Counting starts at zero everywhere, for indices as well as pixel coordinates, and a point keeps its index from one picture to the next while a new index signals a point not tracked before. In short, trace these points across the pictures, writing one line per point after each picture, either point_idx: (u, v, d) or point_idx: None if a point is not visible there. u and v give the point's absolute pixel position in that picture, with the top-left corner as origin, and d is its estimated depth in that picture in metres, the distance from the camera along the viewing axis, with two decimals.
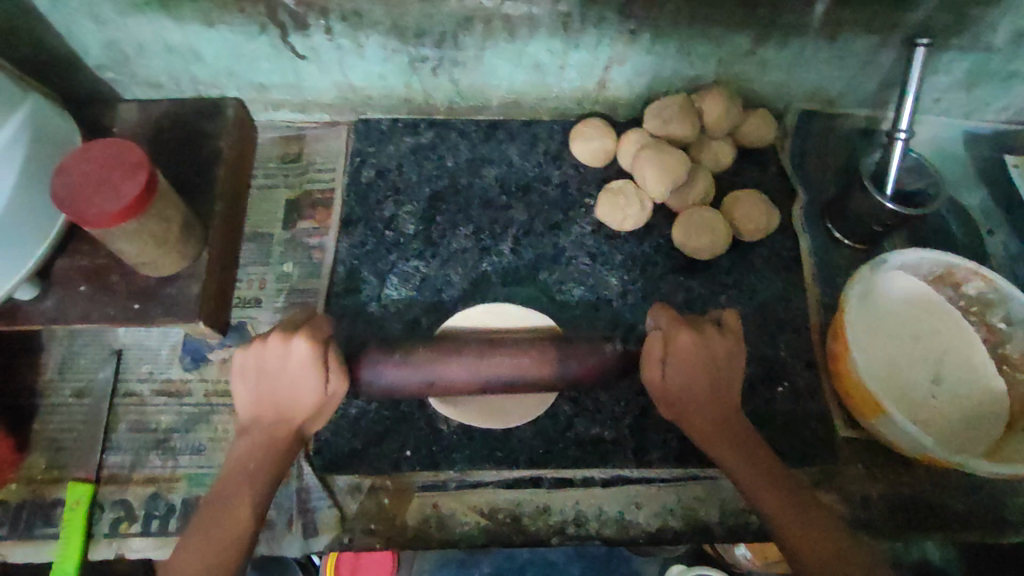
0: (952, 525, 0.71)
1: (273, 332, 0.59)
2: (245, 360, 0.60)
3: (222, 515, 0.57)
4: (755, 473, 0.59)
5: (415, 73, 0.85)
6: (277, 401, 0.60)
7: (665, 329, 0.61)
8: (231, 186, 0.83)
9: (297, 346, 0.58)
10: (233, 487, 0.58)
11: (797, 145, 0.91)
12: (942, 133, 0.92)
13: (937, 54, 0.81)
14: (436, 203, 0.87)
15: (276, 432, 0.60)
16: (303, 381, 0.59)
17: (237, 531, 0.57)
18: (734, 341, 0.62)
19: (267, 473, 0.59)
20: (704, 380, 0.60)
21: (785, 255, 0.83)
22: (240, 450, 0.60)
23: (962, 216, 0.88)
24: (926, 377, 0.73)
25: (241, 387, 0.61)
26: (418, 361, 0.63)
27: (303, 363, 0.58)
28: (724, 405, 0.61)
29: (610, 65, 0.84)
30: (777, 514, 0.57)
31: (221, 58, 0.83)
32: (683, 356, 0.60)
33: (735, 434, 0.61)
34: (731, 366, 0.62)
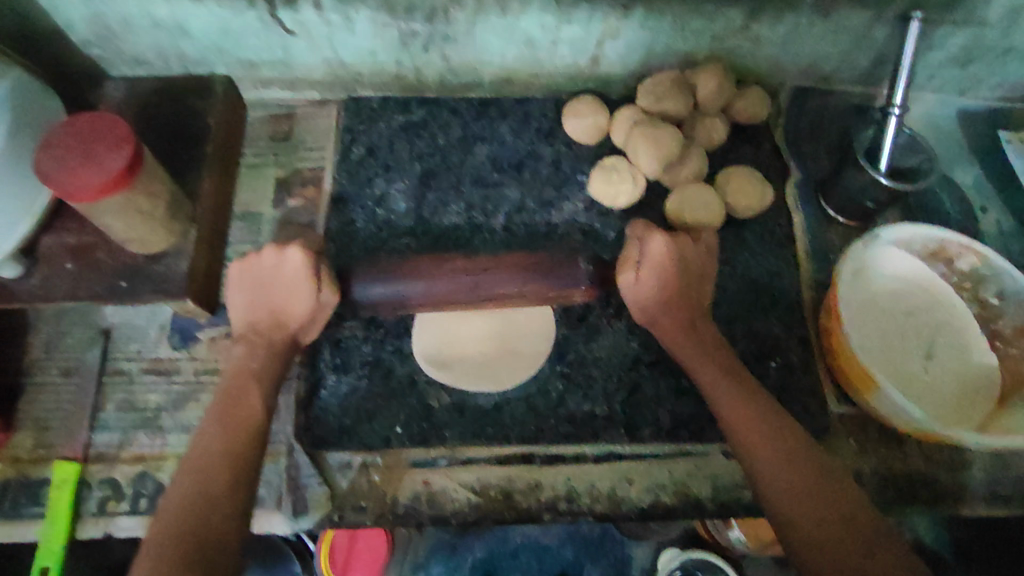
0: (943, 500, 0.71)
1: (267, 245, 0.67)
2: (243, 270, 0.67)
3: (235, 402, 0.61)
4: (720, 379, 0.64)
5: (406, 49, 0.84)
6: (272, 307, 0.66)
7: (638, 236, 0.69)
8: (220, 163, 0.82)
9: (291, 253, 0.65)
10: (243, 380, 0.63)
11: (791, 122, 0.90)
12: (937, 110, 0.92)
13: (932, 29, 0.81)
14: (428, 181, 0.86)
15: (272, 334, 0.66)
16: (296, 286, 0.65)
17: (251, 424, 0.60)
18: (703, 254, 0.72)
19: (267, 373, 0.64)
20: (671, 285, 0.69)
21: (778, 232, 0.83)
22: (241, 351, 0.66)
23: (956, 194, 0.87)
24: (920, 351, 0.73)
25: (239, 295, 0.68)
26: (411, 270, 0.66)
27: (297, 270, 0.65)
28: (688, 313, 0.69)
29: (603, 40, 0.83)
30: (733, 411, 0.61)
31: (208, 33, 0.82)
32: (652, 261, 0.68)
33: (704, 349, 0.67)
34: (693, 278, 0.70)
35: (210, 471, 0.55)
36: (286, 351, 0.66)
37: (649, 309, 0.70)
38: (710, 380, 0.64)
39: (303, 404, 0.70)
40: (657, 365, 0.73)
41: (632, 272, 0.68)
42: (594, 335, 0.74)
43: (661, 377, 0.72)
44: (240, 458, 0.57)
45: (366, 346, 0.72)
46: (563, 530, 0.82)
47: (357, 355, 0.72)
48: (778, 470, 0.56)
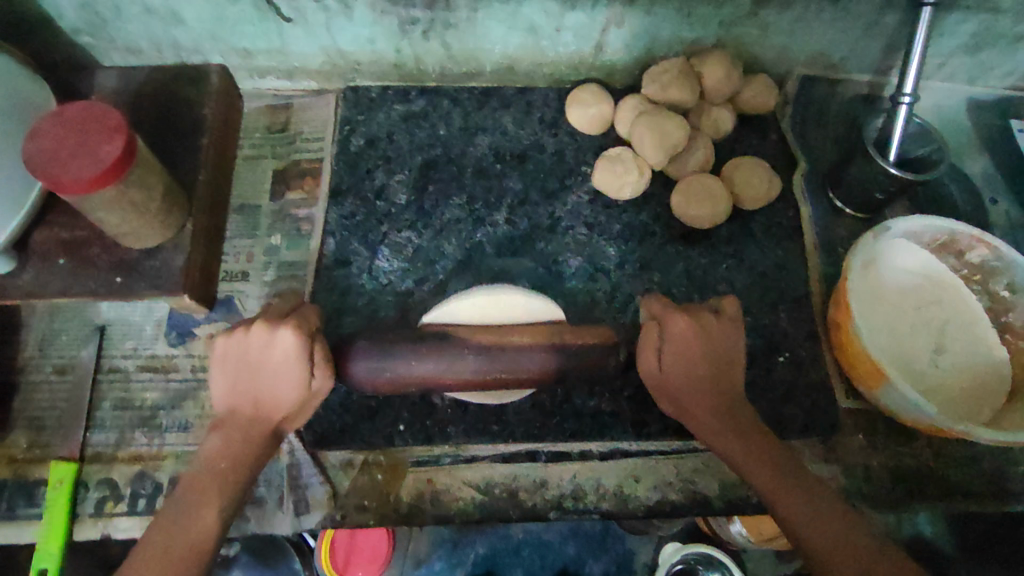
0: (952, 495, 0.70)
1: (257, 322, 0.58)
2: (225, 349, 0.59)
3: (185, 516, 0.53)
4: (741, 444, 0.58)
5: (406, 36, 0.82)
6: (259, 392, 0.58)
7: (656, 319, 0.60)
8: (216, 155, 0.80)
9: (282, 337, 0.56)
10: (200, 488, 0.55)
11: (798, 112, 0.89)
12: (946, 99, 0.90)
13: (944, 15, 0.79)
14: (429, 173, 0.84)
15: (256, 423, 0.58)
16: (289, 372, 0.57)
17: (198, 544, 0.52)
18: (731, 327, 0.61)
19: (237, 475, 0.56)
20: (698, 366, 0.59)
21: (786, 224, 0.82)
22: (216, 444, 0.57)
23: (965, 184, 0.86)
24: (932, 356, 0.72)
25: (220, 374, 0.59)
26: (401, 349, 0.61)
27: (287, 355, 0.57)
28: (721, 396, 0.60)
29: (608, 27, 0.81)
30: (769, 486, 0.56)
31: (202, 21, 0.80)
32: (677, 347, 0.59)
33: (731, 418, 0.59)
34: (729, 362, 0.61)
35: None
36: (268, 442, 0.58)
37: (670, 395, 0.61)
38: (736, 458, 0.58)
39: None
40: None
41: (655, 359, 0.60)
42: None
43: None
44: None
45: None
46: (565, 528, 0.83)
47: None
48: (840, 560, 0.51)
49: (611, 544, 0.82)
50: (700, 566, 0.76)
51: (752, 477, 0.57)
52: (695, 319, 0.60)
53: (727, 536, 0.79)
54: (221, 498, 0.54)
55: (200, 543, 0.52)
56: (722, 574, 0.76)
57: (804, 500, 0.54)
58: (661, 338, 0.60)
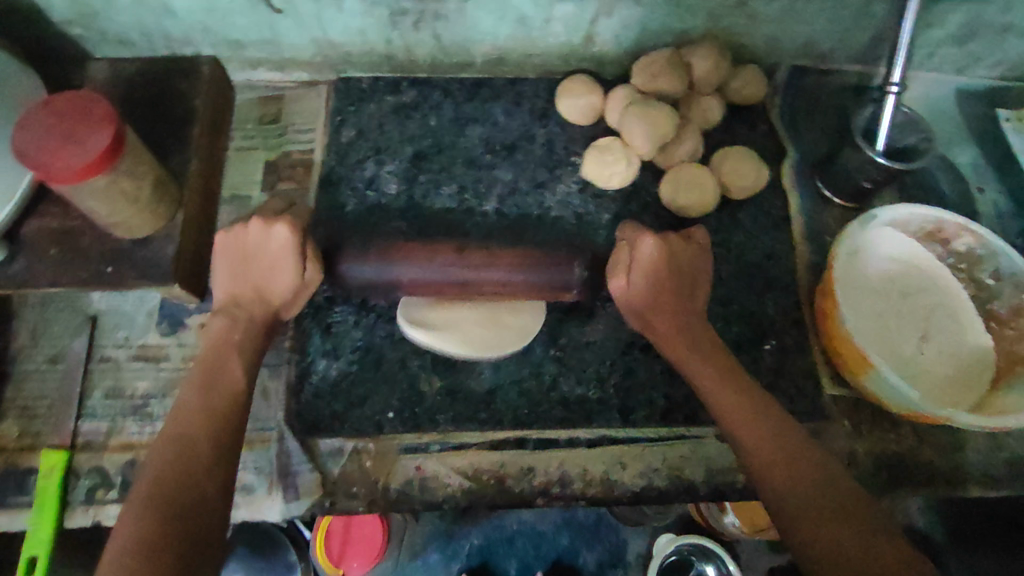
0: (936, 481, 0.71)
1: (255, 217, 0.64)
2: (226, 245, 0.65)
3: (215, 371, 0.59)
4: (700, 354, 0.64)
5: (396, 27, 0.82)
6: (256, 281, 0.64)
7: (630, 239, 0.67)
8: (207, 145, 0.80)
9: (277, 229, 0.62)
10: (222, 351, 0.61)
11: (787, 102, 0.89)
12: (935, 90, 0.91)
13: (932, 6, 0.79)
14: (419, 163, 0.85)
15: (254, 306, 0.64)
16: (283, 263, 0.63)
17: (232, 389, 0.58)
18: (698, 249, 0.69)
19: (248, 346, 0.62)
20: (666, 288, 0.66)
21: (774, 214, 0.82)
22: (219, 325, 0.62)
23: (953, 174, 0.86)
24: (907, 335, 0.73)
25: (221, 268, 0.65)
26: (398, 253, 0.65)
27: (282, 245, 0.62)
28: (683, 313, 0.66)
29: (597, 18, 0.81)
30: (714, 393, 0.61)
31: (193, 12, 0.80)
32: (645, 267, 0.65)
33: (691, 336, 0.65)
34: (690, 287, 0.67)
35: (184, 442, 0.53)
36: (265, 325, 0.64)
37: (636, 306, 0.67)
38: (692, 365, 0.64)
39: (293, 390, 0.69)
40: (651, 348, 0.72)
41: (623, 279, 0.66)
42: (588, 318, 0.73)
43: (655, 360, 0.72)
44: (222, 415, 0.56)
45: (357, 330, 0.72)
46: (559, 517, 0.83)
47: (348, 340, 0.71)
48: (760, 439, 0.56)
49: (605, 533, 0.83)
50: (695, 557, 0.78)
51: (701, 382, 0.62)
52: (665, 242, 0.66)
53: (719, 527, 0.80)
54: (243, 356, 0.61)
55: (233, 390, 0.58)
56: (716, 565, 0.78)
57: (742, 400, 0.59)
58: (632, 254, 0.66)
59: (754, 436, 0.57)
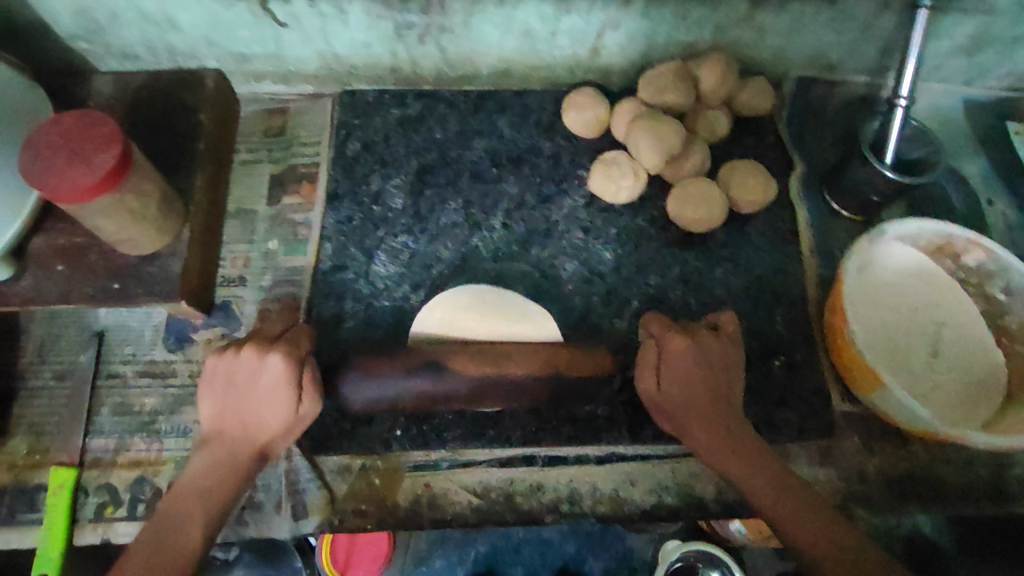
0: (948, 498, 0.71)
1: (246, 344, 0.58)
2: (215, 369, 0.59)
3: (171, 530, 0.54)
4: (725, 440, 0.60)
5: (401, 40, 0.82)
6: (242, 415, 0.58)
7: (657, 339, 0.62)
8: (212, 160, 0.80)
9: (272, 362, 0.57)
10: (187, 504, 0.55)
11: (794, 114, 0.88)
12: (944, 100, 0.90)
13: (940, 17, 0.79)
14: (425, 177, 0.84)
15: (238, 449, 0.58)
16: (275, 397, 0.57)
17: (185, 557, 0.53)
18: (729, 345, 0.63)
19: (223, 495, 0.57)
20: (696, 385, 0.60)
21: (782, 227, 0.82)
22: (200, 462, 0.57)
23: (962, 185, 0.86)
24: (919, 359, 0.72)
25: (208, 398, 0.59)
26: (403, 367, 0.65)
27: (275, 381, 0.57)
28: (716, 405, 0.60)
29: (604, 30, 0.81)
30: (743, 478, 0.58)
31: (198, 26, 0.80)
32: (671, 369, 0.61)
33: (721, 423, 0.60)
34: (724, 387, 0.61)
35: None
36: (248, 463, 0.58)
37: (663, 404, 0.62)
38: (723, 459, 0.59)
39: None
40: None
41: (653, 379, 0.62)
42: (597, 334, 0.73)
43: None
44: None
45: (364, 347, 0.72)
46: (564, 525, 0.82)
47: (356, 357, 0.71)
48: (802, 527, 0.54)
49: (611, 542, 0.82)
50: (700, 565, 0.76)
51: (730, 468, 0.59)
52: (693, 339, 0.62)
53: (727, 535, 0.79)
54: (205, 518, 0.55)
55: (184, 559, 0.53)
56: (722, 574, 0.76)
57: (774, 480, 0.57)
58: (662, 359, 0.62)
59: (791, 518, 0.55)
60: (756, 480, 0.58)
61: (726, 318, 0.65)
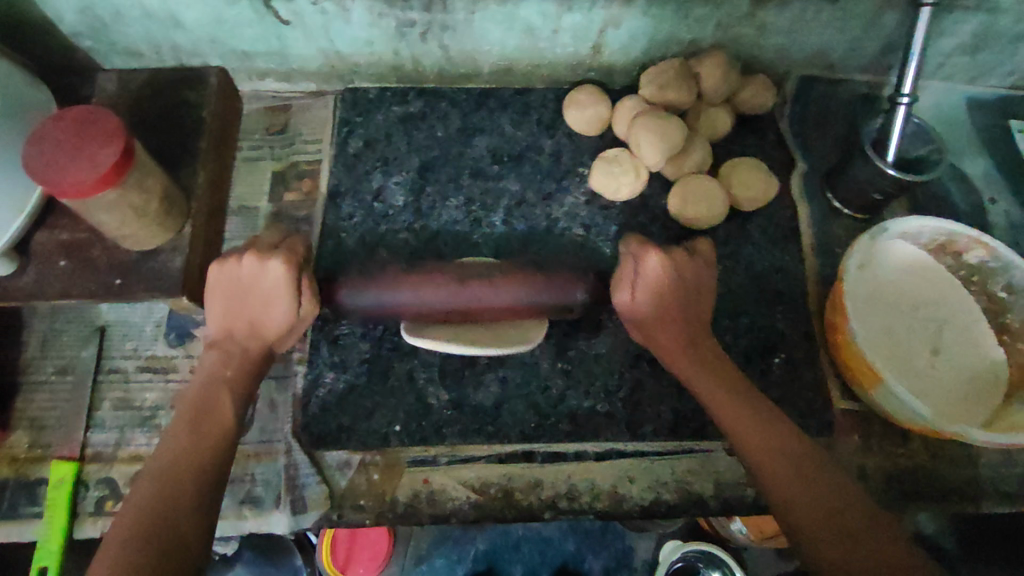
0: (949, 496, 0.70)
1: (249, 253, 0.61)
2: (218, 278, 0.62)
3: (207, 410, 0.58)
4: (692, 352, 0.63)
5: (404, 38, 0.82)
6: (250, 317, 0.62)
7: (632, 255, 0.65)
8: (215, 156, 0.80)
9: (272, 266, 0.60)
10: (213, 387, 0.60)
11: (796, 112, 0.88)
12: (946, 99, 0.90)
13: (943, 16, 0.78)
14: (426, 174, 0.84)
15: (248, 346, 0.62)
16: (277, 299, 0.61)
17: (222, 431, 0.57)
18: (701, 264, 0.67)
19: (241, 383, 0.61)
20: (670, 297, 0.64)
21: (783, 225, 0.82)
22: (214, 358, 0.62)
23: (965, 184, 0.86)
24: (914, 339, 0.72)
25: (214, 302, 0.63)
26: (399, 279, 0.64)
27: (276, 284, 0.60)
28: (683, 316, 0.65)
29: (605, 28, 0.81)
30: (709, 394, 0.61)
31: (201, 24, 0.80)
32: (642, 285, 0.64)
33: (688, 337, 0.64)
34: (693, 300, 0.65)
35: (165, 487, 0.52)
36: (260, 358, 0.63)
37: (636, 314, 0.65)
38: (690, 366, 0.63)
39: (301, 402, 0.70)
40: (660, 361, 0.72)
41: (627, 292, 0.65)
42: (596, 331, 0.73)
43: (663, 374, 0.71)
44: (206, 462, 0.54)
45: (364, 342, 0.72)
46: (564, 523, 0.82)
47: (355, 353, 0.71)
48: (767, 455, 0.56)
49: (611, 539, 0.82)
50: (701, 563, 0.77)
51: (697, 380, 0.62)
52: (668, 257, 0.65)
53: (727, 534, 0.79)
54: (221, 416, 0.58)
55: (223, 435, 0.57)
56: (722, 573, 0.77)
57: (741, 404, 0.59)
58: (638, 273, 0.64)
59: (757, 442, 0.57)
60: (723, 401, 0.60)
61: (702, 242, 0.69)
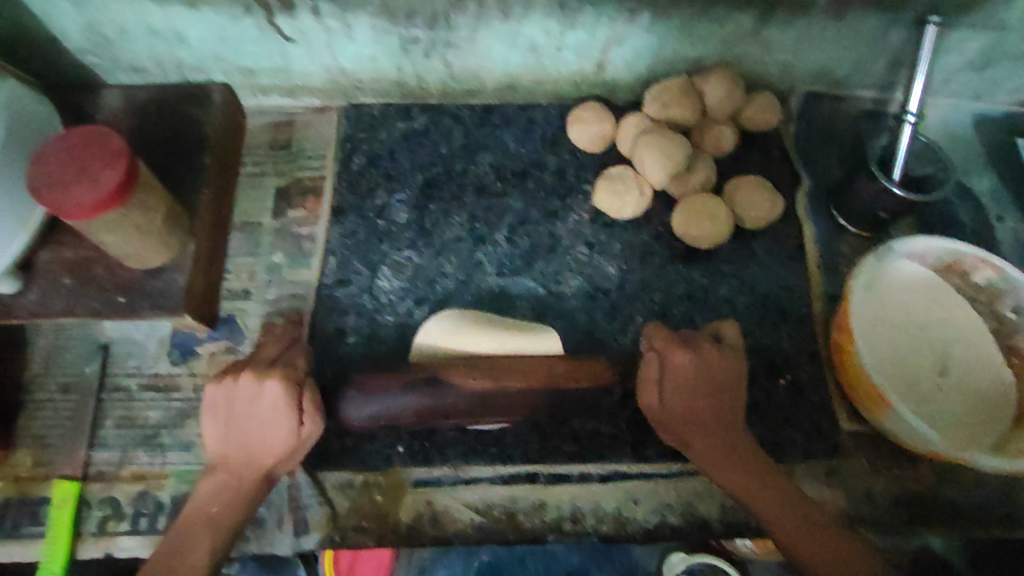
0: (957, 520, 0.69)
1: (245, 371, 0.60)
2: (215, 398, 0.60)
3: (183, 551, 0.58)
4: (698, 397, 0.61)
5: (407, 55, 0.82)
6: (242, 442, 0.60)
7: (660, 354, 0.62)
8: (218, 173, 0.80)
9: (269, 387, 0.59)
10: (198, 525, 0.59)
11: (802, 129, 0.88)
12: (953, 115, 0.89)
13: (949, 33, 0.78)
14: (430, 191, 0.84)
15: (242, 474, 0.60)
16: (274, 421, 0.59)
17: (198, 571, 0.57)
18: (730, 354, 0.63)
19: (229, 517, 0.60)
20: (701, 395, 0.61)
21: (789, 244, 0.81)
22: (208, 487, 0.60)
23: (972, 202, 0.85)
24: (921, 365, 0.71)
25: (210, 422, 0.61)
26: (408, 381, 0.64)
27: (274, 406, 0.59)
28: (711, 408, 0.62)
29: (609, 46, 0.81)
30: (705, 452, 0.62)
31: (206, 41, 0.80)
32: (673, 395, 0.61)
33: (694, 394, 0.61)
34: (722, 403, 0.62)
35: None
36: (254, 489, 0.60)
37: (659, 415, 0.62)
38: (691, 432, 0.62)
39: None
40: None
41: (655, 395, 0.62)
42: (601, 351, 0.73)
43: None
44: None
45: None
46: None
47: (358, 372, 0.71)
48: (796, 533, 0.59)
49: None
50: None
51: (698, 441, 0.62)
52: (694, 351, 0.62)
53: None
54: (212, 536, 0.58)
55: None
56: None
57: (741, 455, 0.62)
58: (662, 369, 0.61)
59: (754, 492, 0.61)
60: (716, 450, 0.62)
61: (727, 328, 0.66)
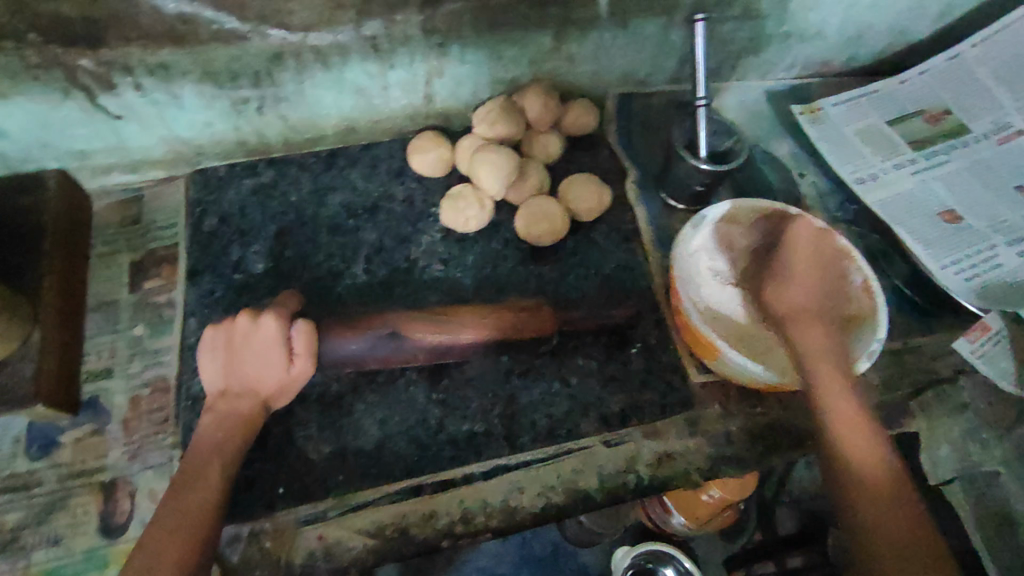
0: (804, 441, 0.77)
1: (242, 313, 0.70)
2: (213, 338, 0.70)
3: (195, 475, 0.63)
4: (867, 459, 0.67)
5: (241, 115, 0.86)
6: (244, 376, 0.69)
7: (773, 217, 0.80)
8: (64, 258, 0.80)
9: (265, 321, 0.69)
10: (205, 455, 0.65)
11: (622, 127, 0.98)
12: (746, 95, 1.02)
13: (718, 26, 0.90)
14: (285, 238, 0.87)
15: (241, 404, 0.68)
16: (270, 355, 0.69)
17: (212, 497, 0.62)
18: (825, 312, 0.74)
19: (233, 447, 0.66)
20: (824, 247, 0.76)
21: (623, 229, 0.89)
22: (207, 422, 0.67)
23: (776, 165, 0.97)
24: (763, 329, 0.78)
25: (212, 364, 0.70)
26: (364, 330, 0.75)
27: (271, 338, 0.69)
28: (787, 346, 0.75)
29: (431, 78, 0.87)
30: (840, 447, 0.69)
31: (27, 130, 0.80)
32: (796, 282, 0.75)
33: (874, 456, 0.67)
34: (817, 336, 0.72)
35: (163, 546, 0.58)
36: (252, 421, 0.68)
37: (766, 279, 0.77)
38: (858, 480, 0.66)
39: None
40: (529, 374, 0.77)
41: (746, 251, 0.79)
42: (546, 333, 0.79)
43: (532, 384, 0.76)
44: (211, 524, 0.61)
45: None
46: (516, 556, 1.02)
47: None
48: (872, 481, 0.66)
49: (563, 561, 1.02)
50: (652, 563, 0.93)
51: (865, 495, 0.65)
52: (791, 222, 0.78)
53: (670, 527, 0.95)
54: (222, 461, 0.64)
55: (216, 495, 0.63)
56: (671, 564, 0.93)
57: (907, 544, 0.61)
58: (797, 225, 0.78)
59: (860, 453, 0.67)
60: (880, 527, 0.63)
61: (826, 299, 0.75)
